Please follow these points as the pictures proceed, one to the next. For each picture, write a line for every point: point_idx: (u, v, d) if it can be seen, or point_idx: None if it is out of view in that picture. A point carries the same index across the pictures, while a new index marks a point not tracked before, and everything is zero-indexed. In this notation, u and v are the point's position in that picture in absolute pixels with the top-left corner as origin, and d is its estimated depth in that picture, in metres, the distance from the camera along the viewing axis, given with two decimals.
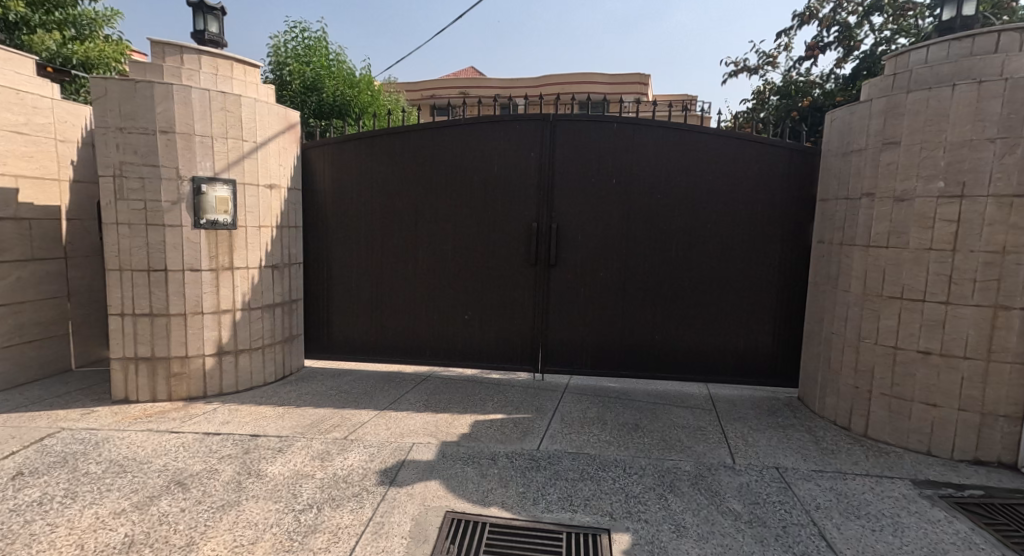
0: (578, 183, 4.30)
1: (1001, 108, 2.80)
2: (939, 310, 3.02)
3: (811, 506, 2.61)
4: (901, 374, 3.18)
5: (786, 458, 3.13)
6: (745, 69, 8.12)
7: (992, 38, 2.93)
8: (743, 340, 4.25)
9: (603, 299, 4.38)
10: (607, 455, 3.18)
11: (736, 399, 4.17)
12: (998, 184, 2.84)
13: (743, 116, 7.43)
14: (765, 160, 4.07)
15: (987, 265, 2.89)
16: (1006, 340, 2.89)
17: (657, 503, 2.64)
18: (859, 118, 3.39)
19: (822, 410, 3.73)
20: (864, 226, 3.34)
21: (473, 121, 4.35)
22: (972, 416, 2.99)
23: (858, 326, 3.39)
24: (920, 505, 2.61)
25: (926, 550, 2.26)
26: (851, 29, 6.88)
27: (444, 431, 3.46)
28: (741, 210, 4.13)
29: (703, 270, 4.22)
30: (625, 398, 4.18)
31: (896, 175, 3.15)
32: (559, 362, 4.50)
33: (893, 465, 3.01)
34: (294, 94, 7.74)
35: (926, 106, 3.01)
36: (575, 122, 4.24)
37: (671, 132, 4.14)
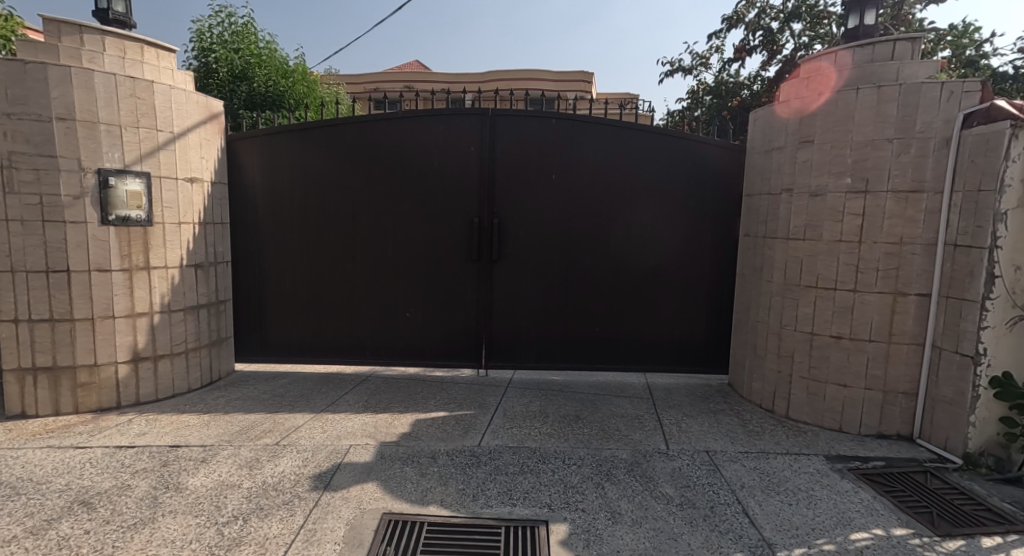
0: (519, 179, 4.32)
1: (897, 110, 3.05)
2: (848, 297, 3.27)
3: (736, 486, 2.76)
4: (818, 358, 3.41)
5: (716, 442, 3.30)
6: (680, 69, 8.42)
7: (889, 46, 3.18)
8: (677, 331, 4.42)
9: (545, 294, 4.43)
10: (548, 447, 3.22)
11: (673, 387, 4.34)
12: (896, 180, 3.09)
13: (678, 115, 7.70)
14: (696, 156, 4.23)
15: (888, 255, 3.15)
16: (904, 324, 3.16)
17: (594, 492, 2.69)
18: (779, 118, 3.59)
19: (749, 394, 3.94)
20: (784, 220, 3.55)
21: (412, 115, 4.26)
22: (877, 394, 3.26)
23: (779, 314, 3.61)
24: (831, 478, 2.81)
25: (836, 520, 2.44)
26: (774, 34, 7.28)
27: (384, 431, 3.38)
28: (675, 204, 4.28)
29: (640, 263, 4.35)
30: (567, 391, 4.25)
31: (811, 172, 3.36)
32: (503, 357, 4.52)
33: (808, 443, 3.23)
34: (222, 82, 7.25)
35: (835, 107, 3.23)
36: (515, 117, 4.24)
37: (608, 129, 4.22)
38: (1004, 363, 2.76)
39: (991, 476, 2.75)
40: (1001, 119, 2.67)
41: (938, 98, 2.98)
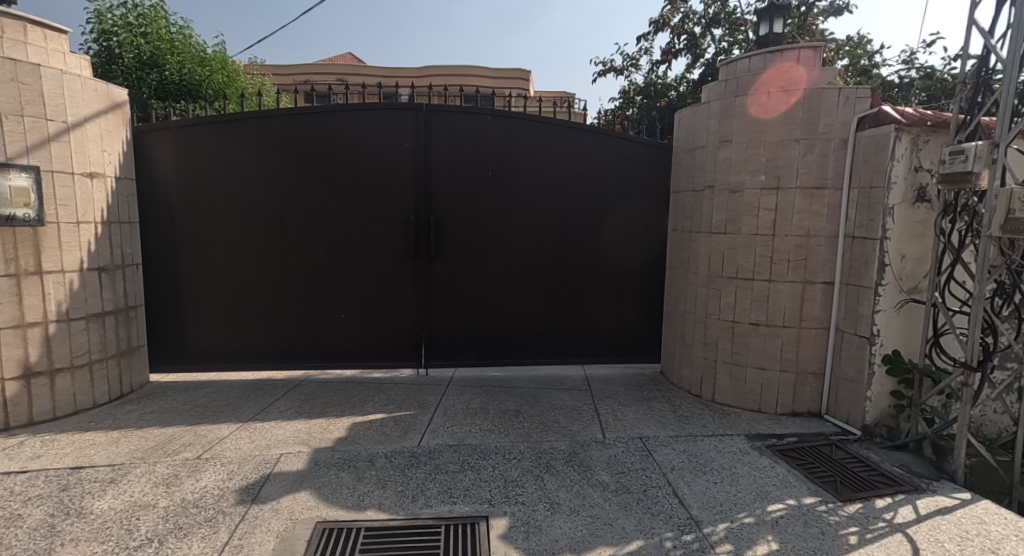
0: (456, 176, 4.28)
1: (802, 113, 3.31)
2: (764, 287, 3.51)
3: (667, 469, 2.89)
4: (739, 344, 3.65)
5: (649, 428, 3.44)
6: (612, 70, 8.68)
7: (795, 53, 3.34)
8: (613, 323, 4.57)
9: (484, 290, 4.42)
10: (488, 443, 3.23)
11: (609, 377, 4.47)
12: (803, 178, 3.35)
13: (611, 114, 7.92)
14: (626, 154, 4.37)
15: (798, 247, 3.41)
16: (812, 310, 3.44)
17: (533, 485, 2.73)
18: (701, 118, 3.79)
19: (679, 381, 4.14)
20: (707, 215, 3.76)
21: (342, 108, 4.11)
22: (791, 375, 3.53)
23: (705, 304, 3.82)
24: (751, 455, 3.02)
25: (755, 494, 2.62)
26: (698, 38, 7.67)
27: (318, 437, 3.25)
28: (609, 200, 4.41)
29: (578, 258, 4.45)
30: (508, 386, 4.27)
31: (730, 170, 3.58)
32: (443, 355, 4.48)
33: (732, 424, 3.45)
34: (127, 69, 6.64)
35: (750, 109, 3.45)
36: (449, 112, 4.19)
37: (543, 126, 4.28)
38: (893, 343, 3.10)
39: (884, 444, 3.07)
40: (887, 123, 2.97)
41: (836, 102, 3.26)
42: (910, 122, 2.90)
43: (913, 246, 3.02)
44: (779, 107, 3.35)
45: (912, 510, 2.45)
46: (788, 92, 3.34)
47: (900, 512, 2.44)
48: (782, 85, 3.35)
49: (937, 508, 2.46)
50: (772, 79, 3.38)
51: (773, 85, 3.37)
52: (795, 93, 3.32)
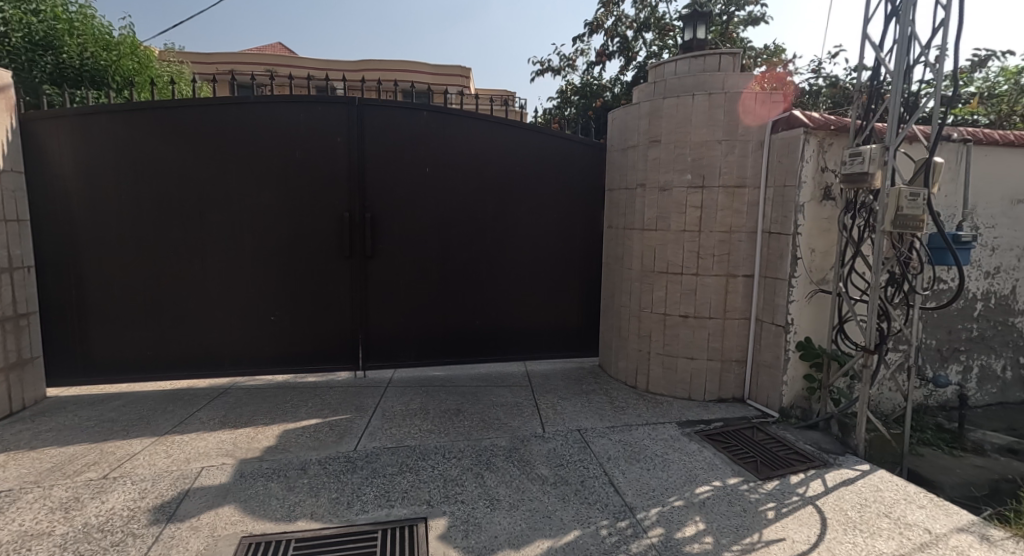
0: (392, 172, 4.17)
1: (724, 116, 3.50)
2: (692, 280, 3.69)
3: (604, 459, 2.98)
4: (670, 335, 3.81)
5: (586, 420, 3.52)
6: (550, 69, 8.78)
7: (717, 58, 3.57)
8: (553, 319, 4.63)
9: (424, 289, 4.35)
10: (428, 443, 3.17)
11: (549, 372, 4.53)
12: (726, 177, 3.55)
13: (549, 113, 8.02)
14: (563, 152, 4.44)
15: (721, 242, 3.61)
16: (735, 301, 3.66)
17: (473, 483, 2.72)
18: (632, 118, 3.92)
19: (616, 373, 4.27)
20: (639, 212, 3.89)
21: (267, 100, 3.89)
22: (717, 363, 3.73)
23: (639, 297, 3.96)
24: (682, 441, 3.17)
25: (684, 478, 2.75)
26: (629, 41, 7.93)
27: (244, 448, 3.06)
28: (547, 197, 4.46)
29: (517, 256, 4.47)
30: (448, 385, 4.22)
31: (659, 169, 3.73)
32: (382, 356, 4.36)
33: (664, 413, 3.60)
34: (16, 49, 5.78)
35: (677, 111, 3.61)
36: (383, 106, 4.07)
37: (480, 124, 4.26)
38: (805, 330, 3.36)
39: (798, 424, 3.33)
40: (797, 126, 3.20)
41: (752, 106, 3.47)
42: (816, 126, 3.15)
43: (820, 241, 3.29)
44: (702, 109, 3.53)
45: (821, 484, 2.66)
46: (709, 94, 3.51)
47: (811, 486, 2.65)
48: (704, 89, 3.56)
49: (842, 479, 2.70)
50: (696, 82, 3.59)
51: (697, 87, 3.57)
52: (717, 94, 3.50)
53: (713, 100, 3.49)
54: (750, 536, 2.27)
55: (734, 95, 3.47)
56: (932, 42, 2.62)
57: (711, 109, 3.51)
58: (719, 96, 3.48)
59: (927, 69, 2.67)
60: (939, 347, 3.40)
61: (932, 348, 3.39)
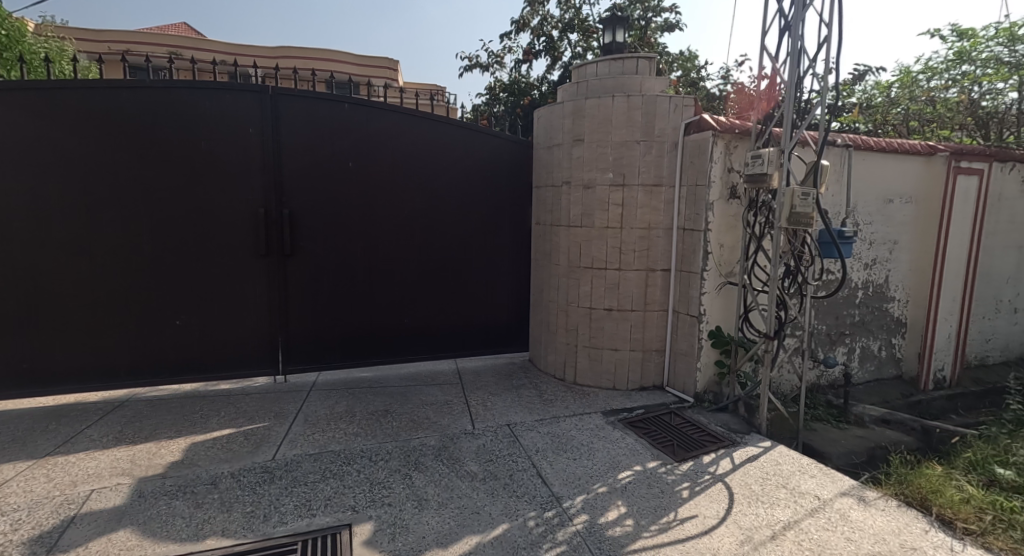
0: (311, 166, 3.96)
1: (642, 118, 3.66)
2: (615, 275, 3.84)
3: (532, 452, 3.02)
4: (596, 328, 3.95)
5: (516, 414, 3.55)
6: (478, 65, 8.75)
7: (635, 62, 3.75)
8: (483, 315, 4.64)
9: (349, 288, 4.19)
10: (354, 446, 3.05)
11: (480, 368, 4.52)
12: (645, 176, 3.72)
13: (479, 109, 8.00)
14: (491, 149, 4.45)
15: (641, 238, 3.78)
16: (655, 295, 3.85)
17: (401, 484, 2.65)
18: (557, 117, 4.00)
19: (546, 367, 4.35)
20: (565, 209, 3.98)
21: (166, 85, 3.56)
22: (639, 353, 3.91)
23: (566, 292, 4.06)
24: (607, 430, 3.29)
25: (608, 466, 2.86)
26: (555, 41, 8.08)
27: (144, 465, 2.80)
28: (475, 194, 4.45)
29: (446, 253, 4.43)
30: (376, 385, 4.09)
31: (583, 167, 3.84)
32: (304, 358, 4.15)
33: (590, 403, 3.72)
34: None
35: (598, 111, 3.73)
36: (300, 97, 3.85)
37: (405, 118, 4.15)
38: (716, 320, 3.61)
39: (710, 407, 3.57)
40: (706, 129, 3.42)
41: (667, 109, 3.65)
42: (723, 130, 3.38)
43: (727, 237, 3.55)
44: (621, 111, 3.67)
45: (730, 461, 2.88)
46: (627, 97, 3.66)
47: (721, 464, 2.85)
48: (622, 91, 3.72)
49: (747, 456, 2.93)
50: (615, 85, 3.76)
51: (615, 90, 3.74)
52: (635, 97, 3.65)
53: (631, 103, 3.65)
54: (666, 515, 2.40)
55: (651, 98, 3.64)
56: (817, 58, 2.90)
57: (631, 111, 3.66)
58: (638, 99, 3.64)
59: (814, 81, 2.96)
60: (828, 332, 3.78)
61: (822, 333, 3.77)
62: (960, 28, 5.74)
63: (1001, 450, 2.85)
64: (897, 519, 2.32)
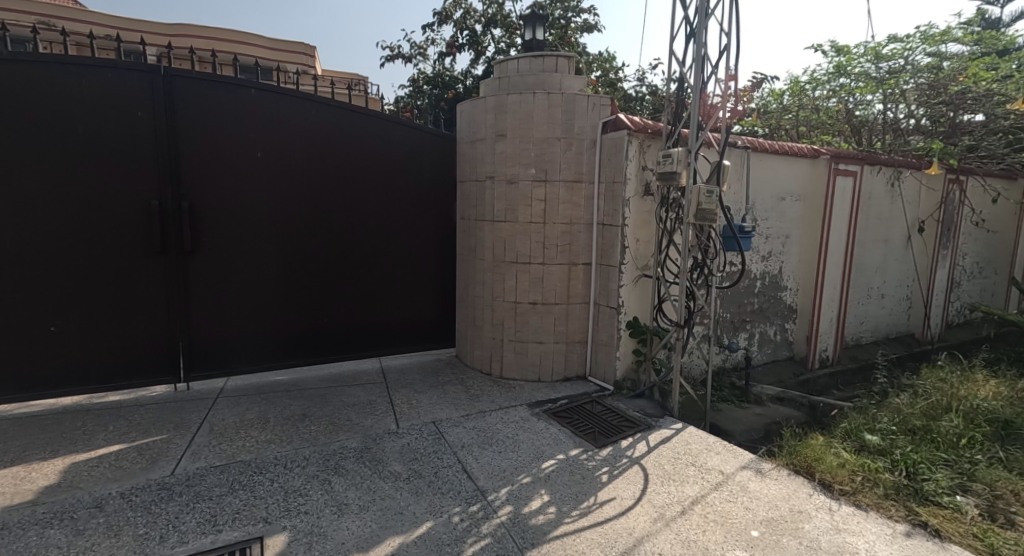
0: (213, 156, 3.65)
1: (562, 115, 3.74)
2: (539, 269, 3.91)
3: (458, 447, 3.01)
4: (521, 322, 4.00)
5: (442, 411, 3.51)
6: (400, 56, 8.51)
7: (554, 61, 3.84)
8: (407, 312, 4.54)
9: (259, 287, 3.92)
10: (266, 454, 2.86)
11: (406, 365, 4.42)
12: (566, 172, 3.81)
13: (401, 101, 7.79)
14: (413, 142, 4.35)
15: (563, 233, 3.88)
16: (577, 288, 3.96)
17: (319, 490, 2.52)
18: (479, 111, 3.99)
19: (472, 362, 4.34)
20: (489, 204, 3.99)
21: (32, 59, 3.13)
22: (562, 345, 4.01)
23: (491, 287, 4.07)
24: (531, 422, 3.35)
25: (532, 456, 2.91)
26: (478, 36, 8.05)
27: (11, 491, 2.45)
28: (397, 188, 4.33)
29: (367, 249, 4.28)
30: (293, 387, 3.87)
31: (506, 162, 3.86)
32: (210, 363, 3.84)
33: (516, 396, 3.77)
34: None
35: (519, 107, 3.77)
36: (198, 80, 3.54)
37: (320, 107, 3.95)
38: (633, 311, 3.79)
39: (629, 394, 3.75)
40: (622, 128, 3.58)
41: (585, 107, 3.76)
42: (636, 129, 3.55)
43: (642, 231, 3.74)
44: (542, 108, 3.73)
45: (645, 444, 3.04)
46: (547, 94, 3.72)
47: (638, 448, 3.01)
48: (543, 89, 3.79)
49: (661, 438, 3.12)
50: (536, 82, 3.83)
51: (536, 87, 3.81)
52: (556, 94, 3.73)
53: (552, 100, 3.72)
54: (587, 500, 2.49)
55: (570, 97, 3.73)
56: (718, 64, 3.12)
57: (551, 108, 3.73)
58: (558, 96, 3.72)
59: (716, 86, 3.18)
60: (732, 319, 4.11)
61: (726, 321, 4.08)
62: (838, 44, 6.44)
63: (870, 418, 3.25)
64: (788, 487, 2.56)
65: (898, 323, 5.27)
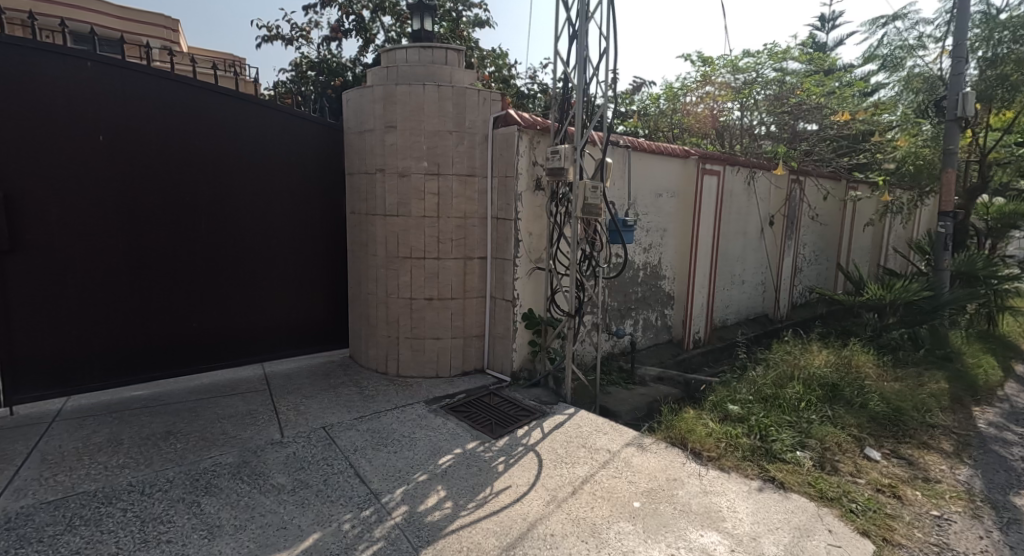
0: (37, 138, 3.09)
1: (452, 108, 3.71)
2: (434, 264, 3.86)
3: (350, 452, 2.88)
4: (417, 318, 3.91)
5: (333, 415, 3.33)
6: (279, 37, 7.88)
7: (444, 53, 3.81)
8: (292, 314, 4.23)
9: (106, 291, 3.41)
10: (119, 482, 2.50)
11: (293, 369, 4.12)
12: (458, 166, 3.79)
13: (283, 87, 7.24)
14: (293, 131, 4.05)
15: (457, 228, 3.86)
16: (473, 282, 3.97)
17: (185, 515, 2.26)
18: (366, 101, 3.83)
19: (367, 362, 4.17)
20: (380, 198, 3.85)
21: None
22: (460, 340, 4.00)
23: (385, 284, 3.93)
24: (428, 419, 3.30)
25: (428, 453, 2.88)
26: (366, 22, 7.71)
27: None
28: (275, 180, 4.01)
29: (242, 246, 3.91)
30: (155, 401, 3.42)
31: (396, 154, 3.74)
32: (42, 381, 3.27)
33: (413, 394, 3.69)
34: None
35: (409, 98, 3.67)
36: (12, 45, 2.97)
37: (178, 87, 3.53)
38: (527, 303, 3.89)
39: (525, 384, 3.86)
40: (512, 124, 3.65)
41: (476, 102, 3.76)
42: (526, 125, 3.64)
43: (534, 225, 3.85)
44: (432, 100, 3.67)
45: (540, 431, 3.15)
46: (438, 86, 3.66)
47: (533, 435, 3.10)
48: (433, 81, 3.75)
49: (555, 424, 3.25)
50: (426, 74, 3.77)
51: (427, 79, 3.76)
52: (446, 87, 3.68)
53: (442, 93, 3.67)
54: (482, 491, 2.52)
55: (461, 90, 3.71)
56: (599, 66, 3.30)
57: (441, 101, 3.68)
58: (448, 90, 3.68)
59: (598, 87, 3.36)
60: (619, 308, 4.39)
61: (613, 309, 4.35)
62: (704, 55, 7.12)
63: (732, 390, 3.67)
64: (665, 459, 2.80)
65: (756, 305, 6.00)
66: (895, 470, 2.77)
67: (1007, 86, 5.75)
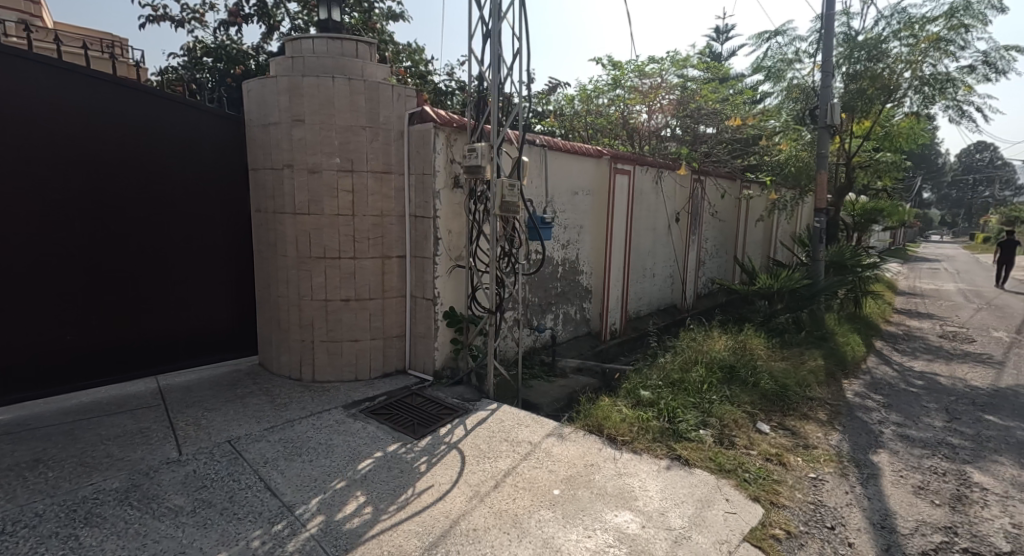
0: None
1: (365, 103, 3.59)
2: (350, 264, 3.72)
3: (259, 464, 2.71)
4: (333, 320, 3.75)
5: (240, 427, 3.11)
6: (168, 18, 7.17)
7: (354, 45, 3.69)
8: (190, 320, 3.89)
9: None
10: None
11: (194, 380, 3.79)
12: (373, 162, 3.68)
13: (174, 73, 6.60)
14: (186, 122, 3.72)
15: (373, 226, 3.75)
16: (392, 281, 3.88)
17: (60, 551, 2.01)
18: (270, 92, 3.60)
19: (279, 369, 3.94)
20: (289, 195, 3.64)
21: None
22: (379, 341, 3.89)
23: (297, 286, 3.73)
24: (347, 423, 3.19)
25: (346, 459, 2.78)
26: (269, 7, 7.24)
27: None
28: (166, 174, 3.66)
29: (127, 245, 3.53)
30: (21, 424, 3.00)
31: (305, 149, 3.56)
32: None
33: (330, 399, 3.54)
34: None
35: (318, 91, 3.50)
36: None
37: (40, 68, 3.11)
38: (448, 301, 3.88)
39: (448, 383, 3.83)
40: (428, 121, 3.60)
41: (389, 97, 3.67)
42: (442, 123, 3.62)
43: (453, 223, 3.84)
44: (343, 94, 3.53)
45: (463, 428, 3.16)
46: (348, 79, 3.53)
47: (455, 433, 3.10)
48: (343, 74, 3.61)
49: (478, 420, 3.27)
50: (336, 66, 3.61)
51: (337, 71, 3.61)
52: (357, 81, 3.56)
53: (354, 87, 3.54)
54: (403, 493, 2.48)
55: (375, 85, 3.60)
56: (512, 67, 3.36)
57: (353, 95, 3.55)
58: (360, 84, 3.56)
59: (513, 87, 3.41)
60: (539, 303, 4.50)
61: (534, 304, 4.45)
62: (614, 60, 7.47)
63: (644, 376, 3.89)
64: (583, 446, 2.92)
65: (665, 297, 6.42)
66: (781, 440, 3.09)
67: (865, 99, 6.65)
